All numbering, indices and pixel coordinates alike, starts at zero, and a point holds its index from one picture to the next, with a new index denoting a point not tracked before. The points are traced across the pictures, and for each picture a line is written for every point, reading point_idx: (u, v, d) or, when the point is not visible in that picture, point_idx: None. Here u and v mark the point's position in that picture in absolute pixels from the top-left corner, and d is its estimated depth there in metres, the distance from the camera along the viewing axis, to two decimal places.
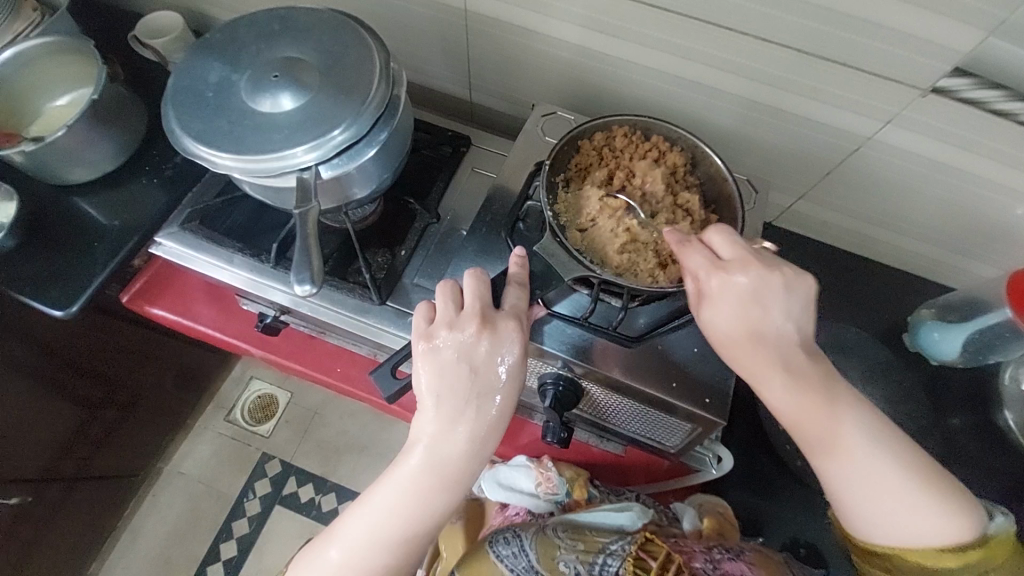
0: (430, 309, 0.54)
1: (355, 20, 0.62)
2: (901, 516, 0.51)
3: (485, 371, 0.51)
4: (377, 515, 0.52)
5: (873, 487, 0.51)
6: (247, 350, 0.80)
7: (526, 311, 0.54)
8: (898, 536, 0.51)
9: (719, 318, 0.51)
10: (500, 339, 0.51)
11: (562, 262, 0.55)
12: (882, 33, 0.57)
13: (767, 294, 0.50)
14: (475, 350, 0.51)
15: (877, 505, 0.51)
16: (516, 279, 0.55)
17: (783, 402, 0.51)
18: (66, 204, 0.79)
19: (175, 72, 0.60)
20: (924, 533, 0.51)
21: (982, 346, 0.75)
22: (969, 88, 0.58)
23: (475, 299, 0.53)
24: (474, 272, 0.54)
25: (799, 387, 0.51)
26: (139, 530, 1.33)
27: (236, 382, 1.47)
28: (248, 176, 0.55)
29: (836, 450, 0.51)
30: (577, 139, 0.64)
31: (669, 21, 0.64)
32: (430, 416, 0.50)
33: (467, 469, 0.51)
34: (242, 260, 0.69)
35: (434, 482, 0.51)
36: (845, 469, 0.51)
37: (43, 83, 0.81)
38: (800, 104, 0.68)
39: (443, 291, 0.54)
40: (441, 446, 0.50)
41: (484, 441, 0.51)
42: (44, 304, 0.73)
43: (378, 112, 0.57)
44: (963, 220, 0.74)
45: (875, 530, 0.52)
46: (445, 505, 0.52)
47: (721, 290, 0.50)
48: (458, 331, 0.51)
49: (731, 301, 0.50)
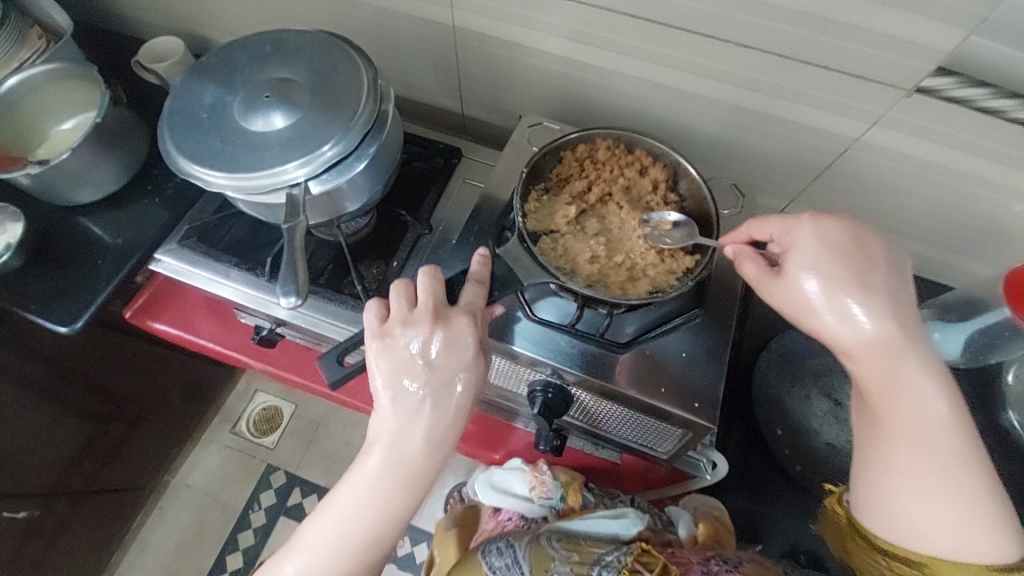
0: (382, 307, 0.54)
1: (343, 39, 0.64)
2: (951, 521, 0.44)
3: (439, 366, 0.51)
4: (339, 520, 0.51)
5: (929, 476, 0.44)
6: (247, 363, 0.82)
7: (482, 307, 0.54)
8: (939, 538, 0.44)
9: (803, 275, 0.49)
10: (454, 334, 0.51)
11: (525, 267, 0.56)
12: (863, 35, 0.57)
13: (867, 249, 0.49)
14: (428, 346, 0.51)
15: (929, 501, 0.44)
16: (475, 277, 0.55)
17: (887, 364, 0.46)
18: (71, 224, 0.82)
19: (171, 96, 0.62)
20: (974, 546, 0.44)
21: (982, 347, 0.73)
22: (952, 87, 0.58)
23: (427, 296, 0.53)
24: (426, 270, 0.55)
25: (886, 348, 0.46)
26: (145, 544, 1.34)
27: (242, 396, 1.49)
28: (240, 193, 0.56)
29: (905, 421, 0.45)
30: (559, 150, 0.65)
31: (650, 30, 0.65)
32: (387, 414, 0.50)
33: (427, 466, 0.51)
34: (238, 274, 0.70)
35: (393, 481, 0.51)
36: (914, 446, 0.45)
37: (49, 108, 0.84)
38: (785, 108, 0.68)
39: (397, 289, 0.54)
40: (399, 442, 0.50)
41: (441, 437, 0.51)
42: (49, 321, 0.74)
43: (367, 127, 0.59)
44: (956, 219, 0.74)
45: (913, 534, 0.45)
46: (408, 505, 0.52)
47: (803, 243, 0.51)
48: (414, 327, 0.51)
49: (820, 255, 0.49)
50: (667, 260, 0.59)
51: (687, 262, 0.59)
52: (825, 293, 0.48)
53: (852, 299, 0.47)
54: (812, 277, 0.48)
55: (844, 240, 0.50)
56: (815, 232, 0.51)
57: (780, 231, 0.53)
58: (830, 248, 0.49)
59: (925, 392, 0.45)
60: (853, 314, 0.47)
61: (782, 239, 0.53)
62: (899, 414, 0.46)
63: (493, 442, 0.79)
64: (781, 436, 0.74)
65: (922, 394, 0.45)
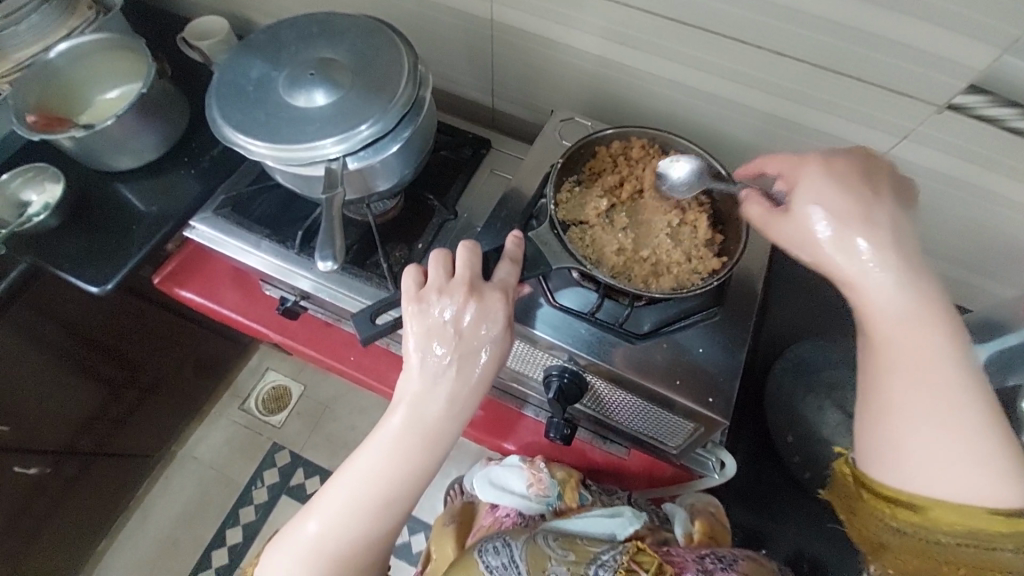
0: (420, 273, 0.55)
1: (387, 25, 0.66)
2: (958, 456, 0.42)
3: (468, 336, 0.52)
4: (360, 477, 0.52)
5: (929, 413, 0.43)
6: (266, 335, 0.83)
7: (515, 286, 0.55)
8: (942, 477, 0.42)
9: (811, 212, 0.49)
10: (486, 308, 0.53)
11: (554, 251, 0.57)
12: (897, 49, 0.58)
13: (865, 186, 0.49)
14: (460, 316, 0.52)
15: (933, 439, 0.42)
16: (511, 255, 0.56)
17: (879, 292, 0.45)
18: (109, 190, 0.84)
19: (219, 69, 0.64)
20: (973, 487, 0.41)
21: (1007, 362, 0.68)
22: (983, 105, 0.59)
23: (465, 269, 0.54)
24: (467, 243, 0.56)
25: (890, 288, 0.45)
26: (148, 511, 1.36)
27: (252, 372, 1.51)
28: (279, 163, 0.58)
29: (908, 354, 0.44)
30: (594, 144, 0.66)
31: (685, 33, 0.67)
32: (414, 376, 0.52)
33: (448, 428, 0.53)
34: (269, 246, 0.73)
35: (416, 440, 0.52)
36: (929, 376, 0.43)
37: (97, 76, 0.87)
38: (815, 118, 0.69)
39: (437, 257, 0.55)
40: (423, 403, 0.52)
41: (461, 404, 0.52)
42: (82, 280, 0.77)
43: (405, 110, 0.61)
44: (978, 239, 0.74)
45: (917, 478, 0.43)
46: (425, 469, 0.53)
47: (808, 181, 0.51)
48: (448, 297, 0.53)
49: (826, 195, 0.49)
50: (693, 260, 0.60)
51: (713, 264, 0.60)
52: (832, 228, 0.48)
53: (856, 230, 0.47)
54: (820, 213, 0.48)
55: (849, 178, 0.50)
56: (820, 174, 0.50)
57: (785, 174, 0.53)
58: (838, 183, 0.49)
59: (926, 324, 0.44)
60: (855, 246, 0.47)
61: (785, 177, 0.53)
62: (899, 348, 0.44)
63: (498, 430, 0.79)
64: (792, 443, 0.74)
65: (924, 326, 0.44)
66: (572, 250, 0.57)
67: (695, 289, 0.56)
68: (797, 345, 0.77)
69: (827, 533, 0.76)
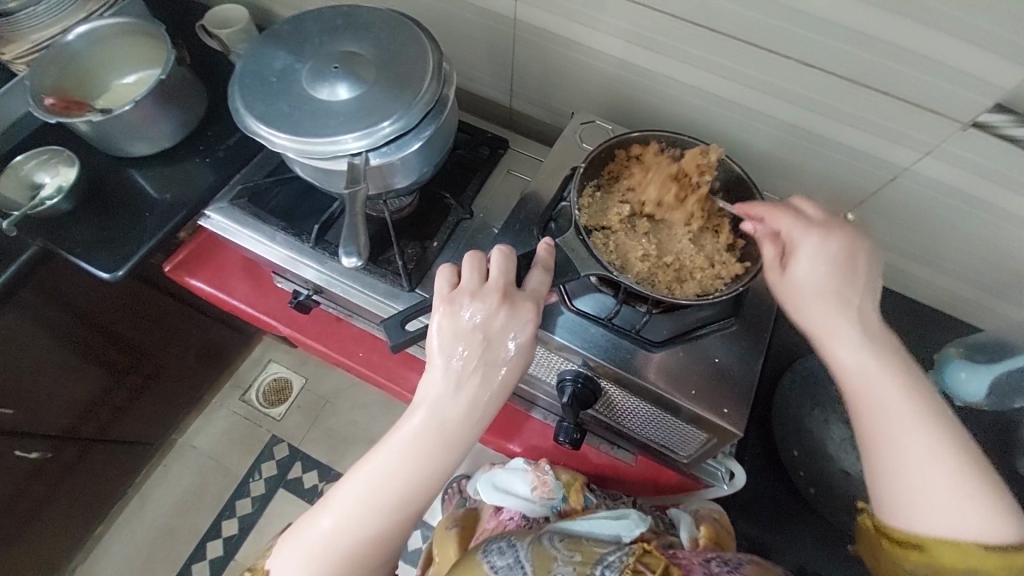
0: (453, 274, 0.55)
1: (412, 21, 0.66)
2: (944, 496, 0.47)
3: (496, 343, 0.52)
4: (375, 476, 0.52)
5: (914, 456, 0.48)
6: (275, 327, 0.83)
7: (545, 296, 0.55)
8: (937, 517, 0.47)
9: (802, 271, 0.53)
10: (516, 316, 0.52)
11: (581, 258, 0.56)
12: (925, 64, 0.58)
13: (849, 255, 0.53)
14: (490, 322, 0.52)
15: (925, 479, 0.48)
16: (543, 263, 0.55)
17: (854, 351, 0.52)
18: (122, 175, 0.84)
19: (243, 58, 0.64)
20: (968, 523, 0.46)
21: (1009, 390, 0.72)
22: (1009, 125, 0.59)
23: (498, 274, 0.53)
24: (502, 248, 0.55)
25: (863, 349, 0.52)
26: (147, 498, 1.36)
27: (255, 363, 1.51)
28: (301, 156, 0.58)
29: (883, 405, 0.50)
30: (613, 148, 0.66)
31: (712, 40, 0.66)
32: (438, 378, 0.52)
33: (468, 433, 0.52)
34: (283, 238, 0.72)
35: (434, 443, 0.52)
36: (906, 423, 0.49)
37: (114, 60, 0.86)
38: (837, 130, 0.68)
39: (470, 260, 0.54)
40: (443, 406, 0.51)
41: (482, 410, 0.52)
42: (93, 265, 0.76)
43: (428, 107, 0.60)
44: (995, 259, 0.74)
45: (917, 515, 0.48)
46: (441, 472, 0.53)
47: (804, 247, 0.54)
48: (480, 301, 0.52)
49: (818, 259, 0.53)
50: (716, 265, 0.60)
51: (736, 269, 0.59)
52: (818, 289, 0.53)
53: (832, 298, 0.52)
54: (810, 277, 0.53)
55: (830, 245, 0.53)
56: (816, 234, 0.54)
57: (789, 231, 0.55)
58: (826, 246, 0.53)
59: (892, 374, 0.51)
60: (840, 313, 0.52)
61: (787, 233, 0.55)
62: (877, 399, 0.50)
63: (504, 431, 0.78)
64: (797, 457, 0.74)
65: (892, 378, 0.51)
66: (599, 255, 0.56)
67: (722, 295, 0.56)
68: (808, 359, 0.77)
69: (830, 548, 0.76)
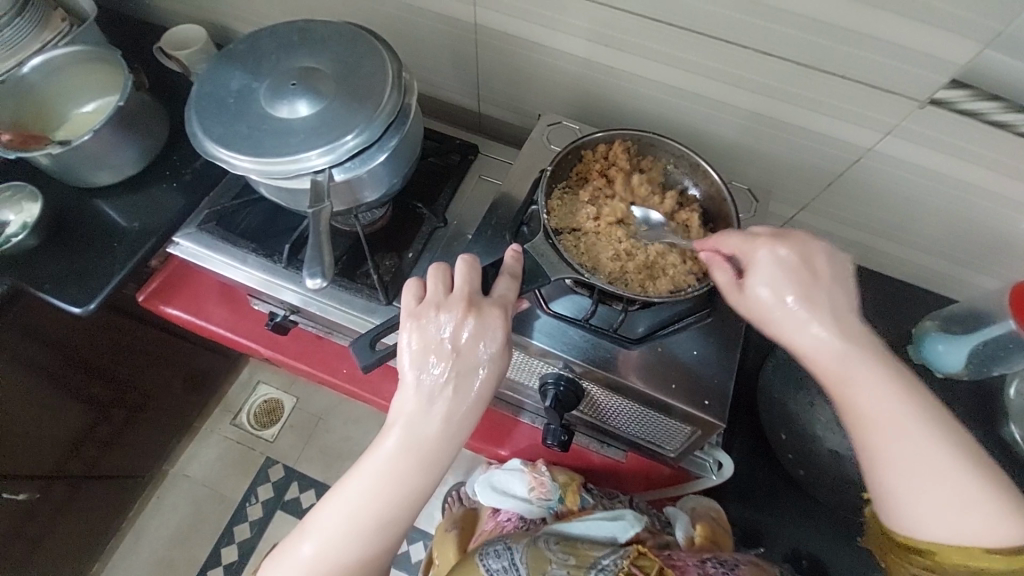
0: (419, 288, 0.55)
1: (369, 32, 0.65)
2: (947, 504, 0.47)
3: (466, 354, 0.51)
4: (355, 498, 0.51)
5: (917, 468, 0.48)
6: (255, 350, 0.82)
7: (514, 301, 0.54)
8: (939, 523, 0.48)
9: (761, 292, 0.52)
10: (484, 324, 0.52)
11: (551, 262, 0.56)
12: (879, 46, 0.58)
13: (815, 263, 0.52)
14: (458, 332, 0.51)
15: (931, 490, 0.47)
16: (509, 270, 0.55)
17: (842, 365, 0.50)
18: (88, 206, 0.82)
19: (200, 80, 0.63)
20: (974, 528, 0.47)
21: (985, 359, 0.72)
22: (965, 100, 0.59)
23: (462, 284, 0.53)
24: (465, 258, 0.55)
25: (844, 359, 0.50)
26: (141, 532, 1.33)
27: (243, 387, 1.49)
28: (263, 177, 0.57)
29: (875, 417, 0.49)
30: (581, 149, 0.66)
31: (671, 35, 0.66)
32: (411, 395, 0.51)
33: (446, 449, 0.52)
34: (255, 260, 0.71)
35: (412, 461, 0.51)
36: (901, 434, 0.48)
37: (71, 89, 0.84)
38: (801, 116, 0.69)
39: (434, 273, 0.54)
40: (418, 423, 0.51)
41: (459, 423, 0.52)
42: (62, 301, 0.75)
43: (390, 119, 0.60)
44: (964, 231, 0.75)
45: (921, 524, 0.48)
46: (422, 487, 0.52)
47: (763, 262, 0.52)
48: (447, 312, 0.52)
49: (775, 270, 0.52)
50: (689, 260, 0.60)
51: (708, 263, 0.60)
52: (784, 304, 0.51)
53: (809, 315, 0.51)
54: (772, 293, 0.51)
55: (793, 261, 0.52)
56: (768, 243, 0.53)
57: (741, 247, 0.54)
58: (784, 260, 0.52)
59: (883, 384, 0.50)
60: (814, 325, 0.51)
61: (740, 253, 0.54)
62: (866, 410, 0.50)
63: (494, 437, 0.78)
64: (786, 440, 0.74)
65: (882, 387, 0.49)
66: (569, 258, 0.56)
67: (694, 290, 0.56)
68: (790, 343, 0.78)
69: (824, 528, 0.76)
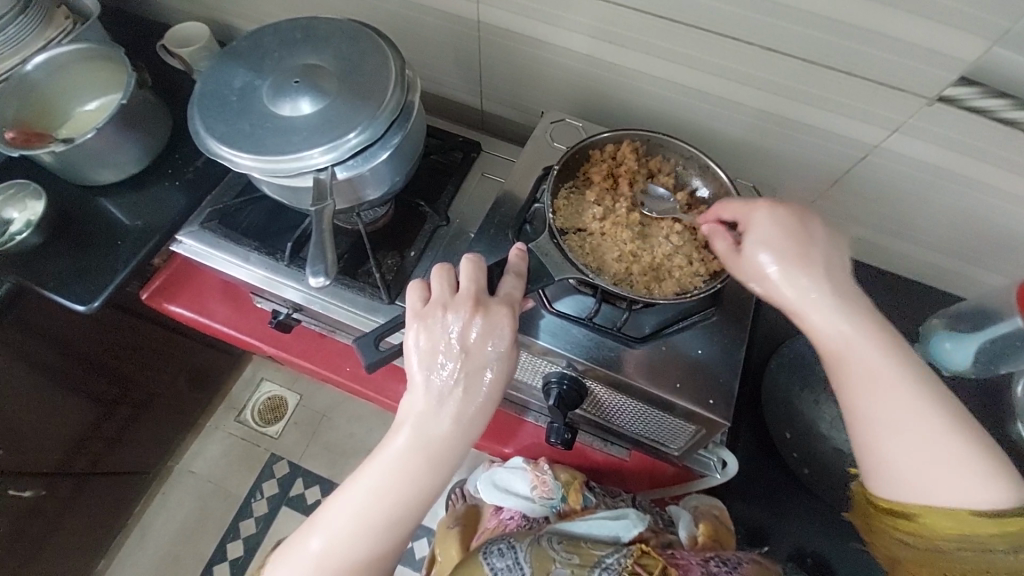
0: (425, 289, 0.54)
1: (372, 29, 0.65)
2: (931, 463, 0.47)
3: (474, 353, 0.51)
4: (363, 498, 0.52)
5: (907, 425, 0.48)
6: (259, 348, 0.82)
7: (520, 299, 0.54)
8: (924, 485, 0.47)
9: (757, 251, 0.52)
10: (492, 323, 0.52)
11: (556, 262, 0.56)
12: (886, 43, 0.58)
13: (807, 224, 0.53)
14: (466, 331, 0.51)
15: (919, 449, 0.47)
16: (515, 268, 0.55)
17: (832, 322, 0.50)
18: (91, 205, 0.82)
19: (202, 78, 0.63)
20: (962, 490, 0.46)
21: (992, 356, 0.72)
22: (974, 97, 0.59)
23: (469, 284, 0.53)
24: (471, 257, 0.55)
25: (834, 316, 0.50)
26: (146, 528, 1.34)
27: (247, 384, 1.49)
28: (267, 175, 0.57)
29: (864, 376, 0.49)
30: (587, 148, 0.65)
31: (675, 31, 0.66)
32: (419, 396, 0.51)
33: (455, 449, 0.52)
34: (258, 258, 0.71)
35: (421, 461, 0.51)
36: (886, 392, 0.48)
37: (73, 88, 0.84)
38: (807, 113, 0.68)
39: (438, 274, 0.54)
40: (427, 423, 0.51)
41: (468, 423, 0.52)
42: (67, 300, 0.75)
43: (393, 116, 0.59)
44: (972, 228, 0.74)
45: (907, 485, 0.48)
46: (431, 486, 0.52)
47: (759, 223, 0.53)
48: (454, 312, 0.52)
49: (770, 226, 0.53)
50: (695, 262, 0.60)
51: (714, 265, 0.59)
52: (780, 269, 0.51)
53: (801, 272, 0.51)
54: (766, 253, 0.52)
55: (789, 221, 0.53)
56: (764, 206, 0.54)
57: (739, 212, 0.56)
58: (777, 222, 0.53)
59: (873, 344, 0.49)
60: (805, 283, 0.51)
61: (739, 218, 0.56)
62: (856, 369, 0.49)
63: (497, 435, 0.78)
64: (790, 439, 0.74)
65: (871, 345, 0.49)
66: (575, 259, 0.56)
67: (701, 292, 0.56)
68: (794, 341, 0.77)
69: (829, 526, 0.76)
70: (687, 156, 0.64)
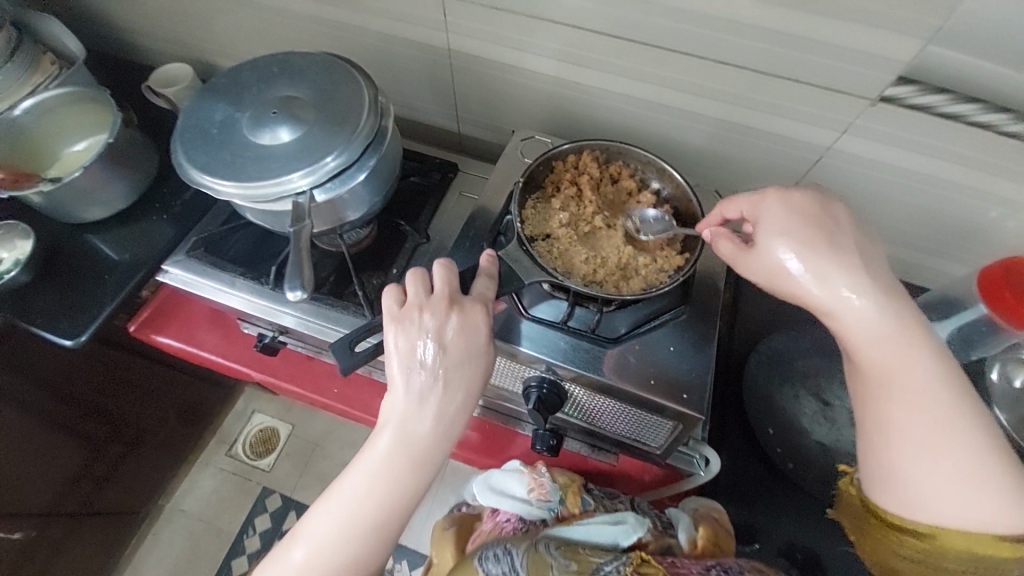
0: (401, 292, 0.56)
1: (345, 61, 0.69)
2: (956, 485, 0.46)
3: (451, 350, 0.53)
4: (347, 504, 0.52)
5: (938, 445, 0.46)
6: (247, 375, 0.83)
7: (493, 299, 0.56)
8: (944, 507, 0.47)
9: (777, 249, 0.51)
10: (467, 320, 0.54)
11: (524, 267, 0.58)
12: (828, 50, 0.62)
13: (834, 223, 0.51)
14: (443, 330, 0.53)
15: (946, 475, 0.46)
16: (486, 271, 0.57)
17: (866, 323, 0.48)
18: (78, 241, 0.84)
19: (184, 113, 0.66)
20: (984, 514, 0.46)
21: (964, 343, 0.73)
22: (911, 95, 0.63)
23: (443, 285, 0.55)
24: (444, 261, 0.57)
25: (876, 314, 0.48)
26: (137, 571, 1.31)
27: (238, 416, 1.48)
28: (248, 200, 0.59)
29: (901, 388, 0.47)
30: (550, 160, 0.68)
31: (633, 50, 0.70)
32: (400, 396, 0.52)
33: (437, 448, 0.53)
34: (243, 284, 0.73)
35: (404, 461, 0.52)
36: (925, 412, 0.47)
37: (62, 129, 0.87)
38: (762, 120, 0.72)
39: (413, 277, 0.55)
40: (409, 424, 0.52)
41: (450, 421, 0.53)
42: (55, 334, 0.76)
43: (368, 139, 0.62)
44: (932, 222, 0.77)
45: (927, 504, 0.47)
46: (414, 488, 0.53)
47: (774, 220, 0.52)
48: (430, 312, 0.53)
49: (789, 229, 0.51)
50: (659, 259, 0.63)
51: (677, 260, 0.62)
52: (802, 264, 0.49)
53: (836, 274, 0.48)
54: (787, 246, 0.50)
55: (807, 218, 0.52)
56: (784, 211, 0.53)
57: (750, 213, 0.55)
58: (797, 214, 0.52)
59: (913, 353, 0.48)
60: (841, 288, 0.48)
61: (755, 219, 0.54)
62: (895, 381, 0.48)
63: (490, 448, 0.80)
64: (773, 435, 0.75)
65: (914, 353, 0.48)
66: (542, 262, 0.58)
67: (666, 285, 0.58)
68: (771, 339, 0.79)
69: (820, 523, 0.76)
70: (645, 163, 0.68)
